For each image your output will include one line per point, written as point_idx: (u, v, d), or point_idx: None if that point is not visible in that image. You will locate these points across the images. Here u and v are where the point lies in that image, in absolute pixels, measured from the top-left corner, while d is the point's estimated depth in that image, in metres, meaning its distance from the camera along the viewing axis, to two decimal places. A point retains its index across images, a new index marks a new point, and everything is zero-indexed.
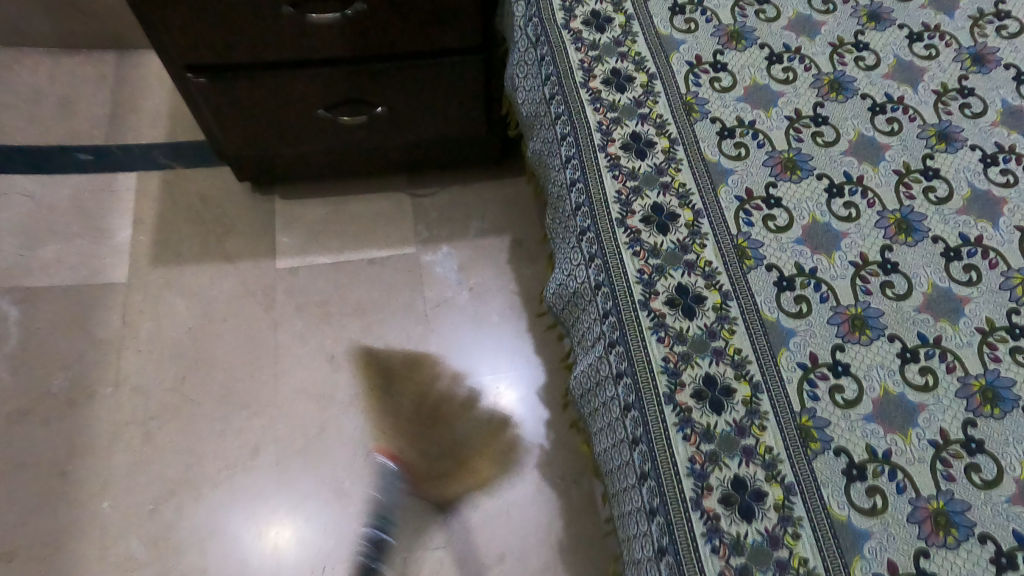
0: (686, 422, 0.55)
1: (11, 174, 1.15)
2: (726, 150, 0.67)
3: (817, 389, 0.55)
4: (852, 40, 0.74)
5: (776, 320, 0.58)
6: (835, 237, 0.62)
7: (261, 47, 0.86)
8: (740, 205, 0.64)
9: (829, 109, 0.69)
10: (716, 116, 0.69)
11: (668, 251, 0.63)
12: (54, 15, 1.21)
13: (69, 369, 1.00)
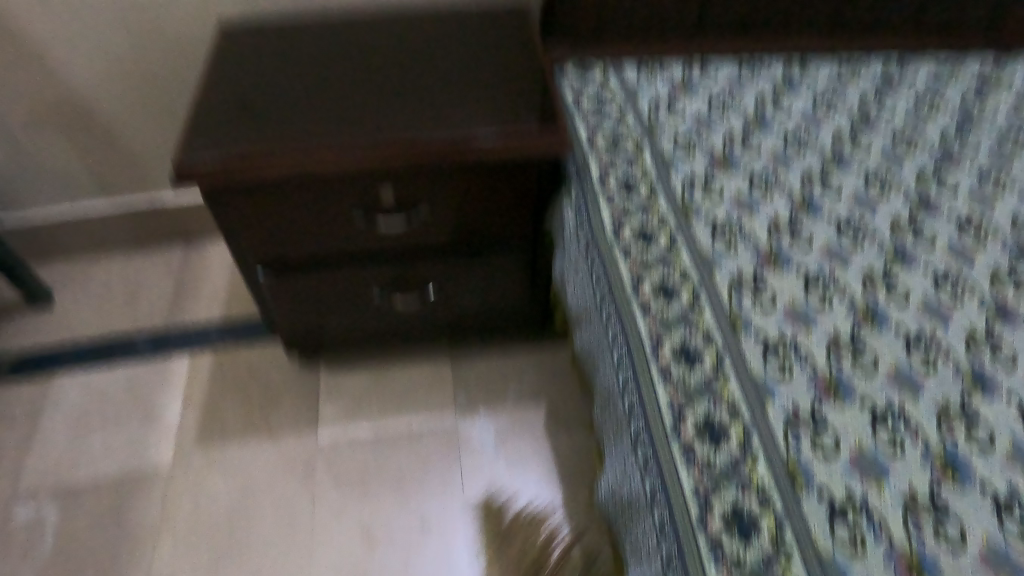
0: (691, 460, 0.61)
1: (75, 365, 1.21)
2: (770, 369, 0.64)
3: (801, 438, 0.59)
4: (845, 219, 0.79)
5: (763, 378, 0.64)
6: (812, 316, 0.69)
7: (328, 244, 0.92)
8: (762, 351, 0.66)
9: (851, 303, 0.70)
10: (759, 331, 0.68)
11: (694, 389, 0.65)
12: (132, 220, 1.34)
13: (105, 564, 0.98)
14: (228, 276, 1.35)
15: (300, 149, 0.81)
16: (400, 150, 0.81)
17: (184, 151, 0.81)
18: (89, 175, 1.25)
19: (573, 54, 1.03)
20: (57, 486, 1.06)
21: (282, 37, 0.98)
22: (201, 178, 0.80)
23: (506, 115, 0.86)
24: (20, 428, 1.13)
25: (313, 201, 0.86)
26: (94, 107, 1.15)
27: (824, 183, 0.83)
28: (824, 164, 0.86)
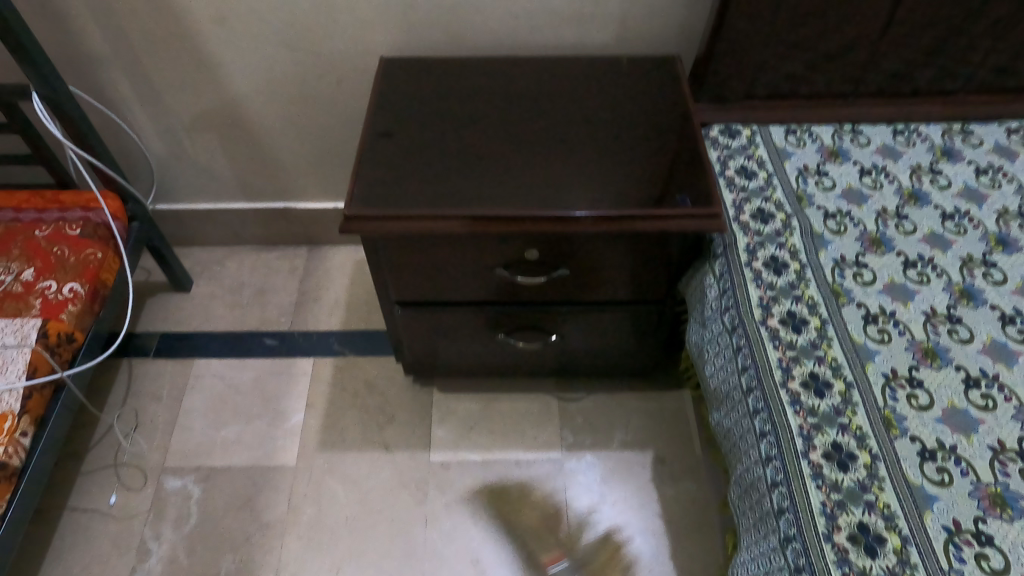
0: (845, 564, 0.62)
1: (210, 354, 1.30)
2: (928, 476, 0.66)
3: (963, 552, 0.61)
4: (1010, 308, 0.79)
5: (921, 486, 0.65)
6: (973, 421, 0.70)
7: (466, 290, 0.98)
8: (920, 455, 0.68)
9: (1020, 407, 0.70)
10: (915, 436, 0.69)
11: (848, 491, 0.66)
12: (265, 222, 1.41)
13: (238, 551, 1.07)
14: (348, 285, 1.41)
15: (461, 210, 0.84)
16: (555, 220, 0.84)
17: (352, 201, 0.85)
18: (235, 178, 1.32)
19: (722, 115, 1.02)
20: (195, 469, 1.15)
21: (439, 85, 1.01)
22: (367, 229, 0.84)
23: (656, 190, 0.87)
24: (164, 408, 1.23)
25: (462, 254, 0.90)
26: (251, 121, 1.21)
27: (987, 270, 0.83)
28: (988, 246, 0.85)
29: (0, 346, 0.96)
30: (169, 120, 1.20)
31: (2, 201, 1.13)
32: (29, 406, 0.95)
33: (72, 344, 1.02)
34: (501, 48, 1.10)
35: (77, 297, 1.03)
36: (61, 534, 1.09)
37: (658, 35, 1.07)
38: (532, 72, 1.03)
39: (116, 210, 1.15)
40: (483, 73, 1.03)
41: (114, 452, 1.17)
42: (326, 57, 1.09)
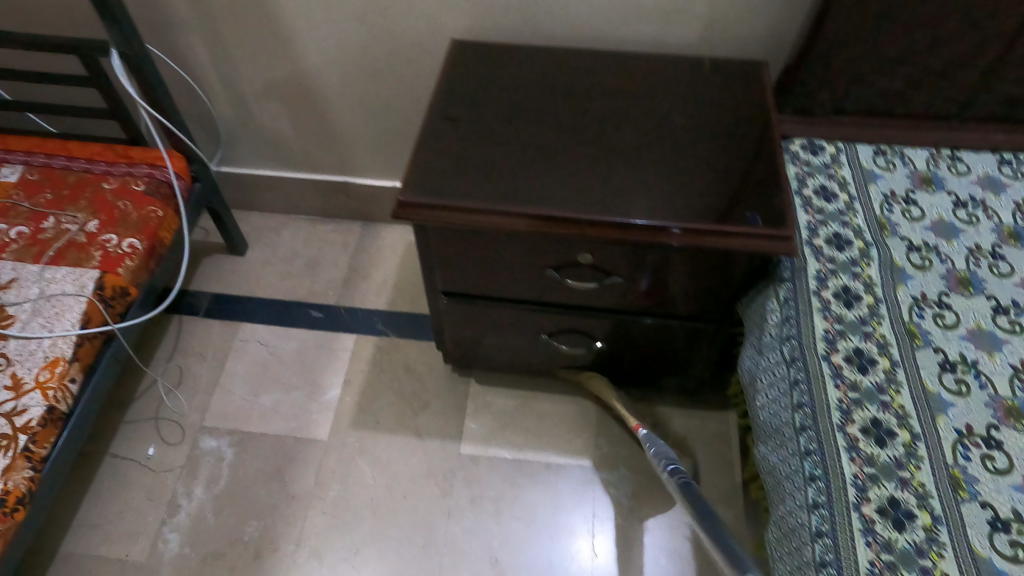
0: None
1: (257, 320, 1.32)
2: (998, 549, 0.60)
3: None
4: None
5: (988, 558, 0.59)
6: None
7: (513, 287, 0.95)
8: (989, 524, 0.61)
9: None
10: (988, 502, 0.62)
11: (902, 553, 0.60)
12: (324, 194, 1.42)
13: (262, 518, 1.08)
14: (399, 267, 1.40)
15: (516, 206, 0.81)
16: (614, 226, 0.80)
17: (407, 186, 0.83)
18: (298, 149, 1.33)
19: (806, 129, 0.95)
20: (230, 432, 1.17)
21: (510, 73, 0.98)
22: (419, 218, 0.82)
23: (724, 204, 0.82)
24: (208, 368, 1.25)
25: (512, 250, 0.87)
26: (318, 93, 1.21)
27: None
28: None
29: (61, 293, 1.00)
30: (240, 86, 1.21)
31: (77, 149, 1.17)
32: (80, 353, 0.98)
33: (126, 298, 1.05)
34: (578, 40, 1.05)
35: (135, 252, 1.06)
36: (99, 479, 1.13)
37: (746, 37, 1.01)
38: (606, 67, 0.99)
39: (180, 169, 1.16)
40: (556, 64, 0.99)
41: (156, 406, 1.20)
42: (397, 35, 1.08)
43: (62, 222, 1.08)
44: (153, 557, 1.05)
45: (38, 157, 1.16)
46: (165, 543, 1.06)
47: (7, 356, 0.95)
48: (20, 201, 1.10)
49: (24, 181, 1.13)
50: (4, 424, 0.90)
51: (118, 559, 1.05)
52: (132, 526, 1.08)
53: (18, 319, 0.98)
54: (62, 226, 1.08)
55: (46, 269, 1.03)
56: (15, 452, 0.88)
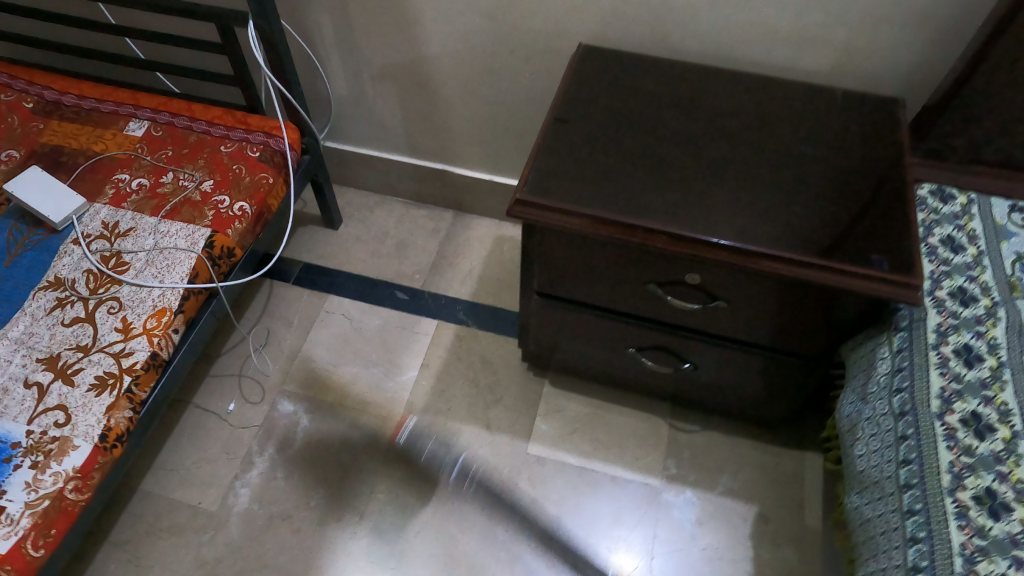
0: None
1: (344, 294, 1.35)
2: None
3: None
4: None
5: None
6: None
7: (610, 298, 0.95)
8: None
9: None
10: None
11: None
12: (421, 180, 1.44)
13: (329, 487, 1.13)
14: (485, 259, 1.42)
15: (633, 219, 0.81)
16: (733, 250, 0.80)
17: (524, 184, 0.84)
18: (403, 133, 1.35)
19: (935, 175, 0.91)
20: (309, 398, 1.22)
21: (635, 82, 0.97)
22: (533, 217, 0.83)
23: (846, 245, 0.80)
24: (294, 334, 1.29)
25: (618, 261, 0.87)
26: (432, 81, 1.23)
27: None
28: None
29: (173, 247, 1.05)
30: (359, 66, 1.24)
31: (198, 111, 1.23)
32: (185, 306, 1.02)
33: (231, 258, 1.09)
34: (705, 56, 1.04)
35: (244, 216, 1.10)
36: (182, 426, 1.19)
37: (880, 72, 0.97)
38: (734, 87, 0.97)
39: (294, 141, 1.21)
40: (683, 78, 0.98)
41: (241, 363, 1.25)
42: (522, 31, 1.08)
43: (180, 179, 1.14)
44: (223, 508, 1.10)
45: (163, 115, 1.22)
46: (236, 497, 1.11)
47: (119, 299, 1.01)
48: (143, 155, 1.17)
49: (149, 136, 1.20)
50: (113, 363, 0.95)
51: (190, 504, 1.10)
52: (208, 475, 1.13)
53: (132, 267, 1.04)
54: (180, 182, 1.13)
55: (161, 222, 1.08)
56: (119, 392, 0.93)
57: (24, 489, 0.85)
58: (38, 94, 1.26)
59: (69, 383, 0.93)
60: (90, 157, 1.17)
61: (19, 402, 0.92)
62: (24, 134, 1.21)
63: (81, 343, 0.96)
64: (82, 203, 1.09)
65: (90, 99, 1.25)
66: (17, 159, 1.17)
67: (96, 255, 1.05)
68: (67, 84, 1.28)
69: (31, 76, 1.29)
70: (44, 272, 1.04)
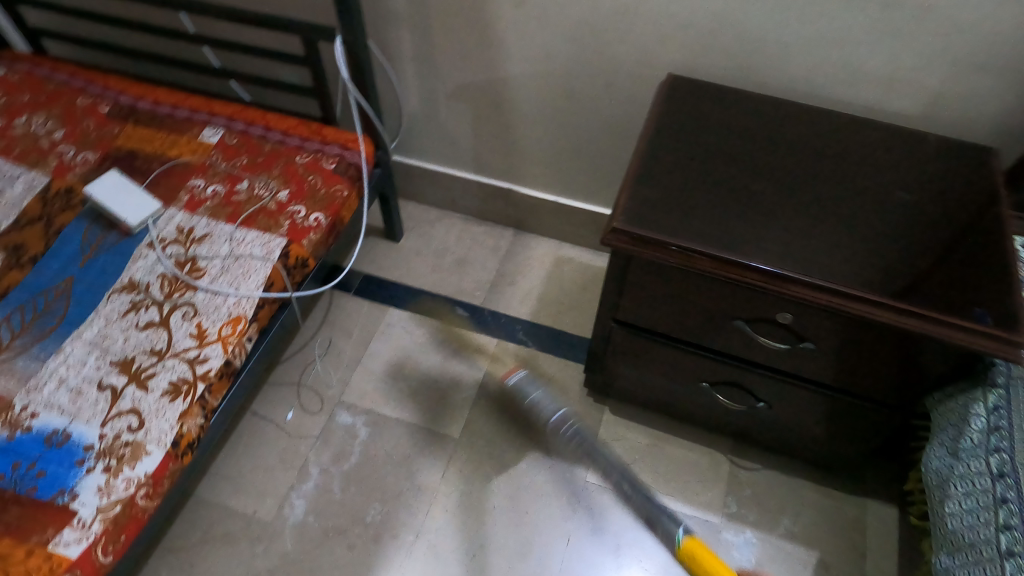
0: None
1: (402, 307, 1.35)
2: None
3: None
4: None
5: None
6: None
7: (691, 330, 0.94)
8: None
9: None
10: None
11: None
12: (483, 198, 1.44)
13: (385, 503, 1.13)
14: (544, 280, 1.41)
15: (733, 254, 0.80)
16: (835, 293, 0.78)
17: (619, 213, 0.83)
18: (471, 151, 1.36)
19: None
20: (367, 411, 1.22)
21: (726, 116, 0.96)
22: (628, 247, 0.82)
23: (946, 296, 0.78)
24: (353, 345, 1.30)
25: (708, 295, 0.87)
26: (506, 102, 1.23)
27: None
28: None
29: (249, 255, 1.06)
30: (434, 83, 1.25)
31: (273, 121, 1.25)
32: (259, 315, 1.03)
33: (305, 269, 1.09)
34: (792, 92, 1.03)
35: (319, 227, 1.11)
36: (240, 433, 1.20)
37: (976, 117, 0.96)
38: (826, 125, 0.96)
39: (369, 155, 1.22)
40: (774, 114, 0.97)
41: (300, 372, 1.26)
42: (605, 58, 1.09)
43: (255, 188, 1.14)
44: (278, 519, 1.11)
45: (237, 123, 1.24)
46: (291, 508, 1.12)
47: (194, 305, 1.02)
48: (218, 161, 1.19)
49: (223, 143, 1.21)
50: (186, 370, 0.96)
51: (245, 513, 1.11)
52: (264, 484, 1.14)
53: (207, 273, 1.05)
54: (255, 191, 1.14)
55: (236, 229, 1.09)
56: (192, 399, 0.94)
57: (97, 493, 0.86)
58: (113, 98, 1.30)
59: (143, 388, 0.94)
60: (165, 162, 1.19)
61: (92, 405, 0.93)
62: (99, 137, 1.24)
63: (155, 348, 0.98)
64: (156, 208, 1.12)
65: (164, 105, 1.29)
66: (93, 161, 1.21)
67: (169, 259, 1.07)
68: (142, 90, 1.32)
69: (106, 82, 1.33)
70: (117, 275, 1.06)
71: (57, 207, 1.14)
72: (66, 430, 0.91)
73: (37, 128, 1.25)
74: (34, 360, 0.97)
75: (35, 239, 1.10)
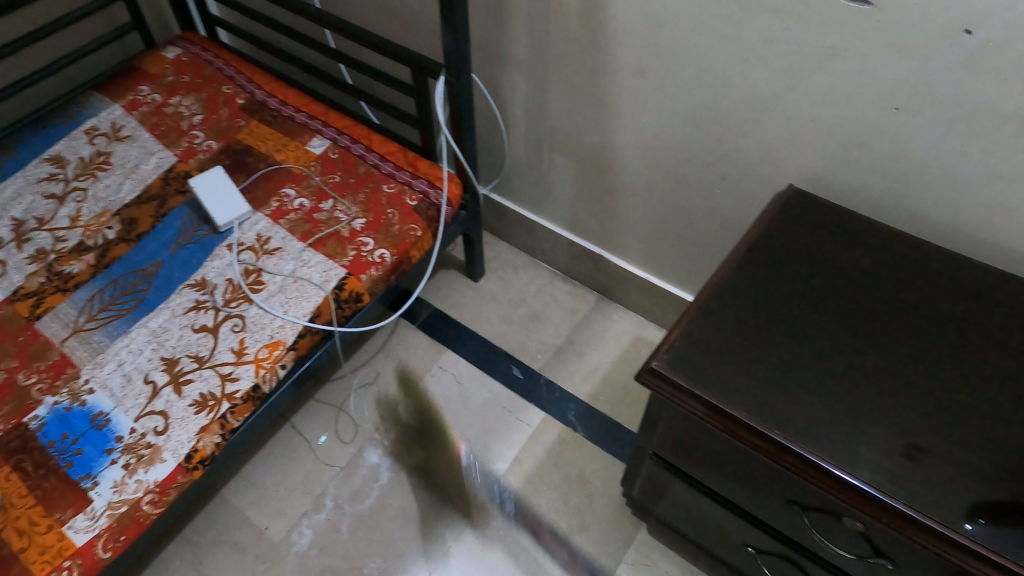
0: None
1: (462, 353, 1.31)
2: None
3: None
4: None
5: None
6: None
7: (740, 494, 0.79)
8: None
9: None
10: None
11: None
12: (574, 256, 1.35)
13: (387, 558, 1.08)
14: (615, 359, 1.30)
15: (784, 436, 0.66)
16: (912, 524, 0.60)
17: (663, 351, 0.72)
18: (570, 208, 1.27)
19: None
20: (396, 456, 1.19)
21: (838, 255, 0.81)
22: (664, 392, 0.71)
23: None
24: (402, 382, 1.28)
25: (760, 468, 0.72)
26: (611, 168, 1.13)
27: None
28: None
29: (307, 279, 1.05)
30: (541, 135, 1.18)
31: (377, 143, 1.23)
32: (299, 344, 1.02)
33: (357, 304, 1.07)
34: (950, 232, 0.84)
35: (381, 265, 1.08)
36: (275, 444, 1.21)
37: None
38: (969, 292, 0.77)
39: (453, 197, 1.17)
40: (898, 264, 0.80)
41: (344, 397, 1.26)
42: (724, 147, 0.95)
43: (337, 210, 1.13)
44: (284, 543, 1.10)
45: (344, 138, 1.24)
46: (298, 535, 1.11)
47: (244, 319, 1.02)
48: (314, 174, 1.19)
49: (325, 157, 1.21)
50: (217, 385, 0.96)
51: (257, 527, 1.12)
52: (282, 502, 1.14)
53: (266, 288, 1.05)
54: (336, 213, 1.13)
55: (306, 249, 1.09)
56: (214, 415, 0.95)
57: (111, 487, 0.88)
58: (250, 91, 1.36)
59: (178, 393, 0.96)
60: (270, 164, 1.22)
61: (135, 396, 0.96)
62: (227, 127, 1.30)
63: (199, 354, 0.99)
64: (246, 211, 1.14)
65: (288, 107, 1.32)
66: (214, 150, 1.26)
67: (240, 265, 1.08)
68: (277, 89, 1.36)
69: (251, 75, 1.39)
70: (196, 270, 1.09)
71: (173, 189, 1.21)
72: (108, 414, 0.94)
73: (183, 110, 1.33)
74: (107, 336, 1.02)
75: (147, 216, 1.17)
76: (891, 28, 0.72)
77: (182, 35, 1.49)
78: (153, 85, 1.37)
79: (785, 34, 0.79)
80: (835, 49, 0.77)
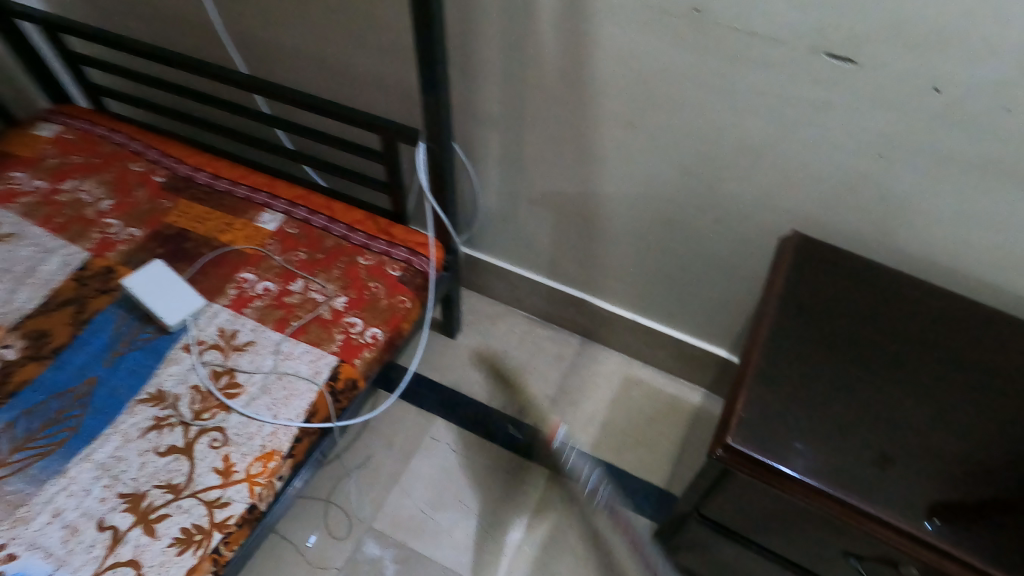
0: None
1: (452, 419, 1.21)
2: None
3: None
4: None
5: None
6: None
7: (784, 545, 0.78)
8: None
9: None
10: None
11: None
12: (554, 302, 1.31)
13: None
14: (610, 405, 1.25)
15: (858, 498, 0.65)
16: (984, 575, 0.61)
17: (736, 426, 0.69)
18: (549, 255, 1.23)
19: None
20: (398, 544, 1.06)
21: (855, 294, 0.83)
22: (745, 471, 0.68)
23: None
24: (394, 463, 1.15)
25: (816, 526, 0.71)
26: (595, 217, 1.10)
27: None
28: None
29: (295, 374, 0.92)
30: (518, 190, 1.14)
31: (341, 212, 1.12)
32: (296, 449, 0.88)
33: (353, 392, 0.94)
34: (940, 263, 0.89)
35: (375, 343, 0.96)
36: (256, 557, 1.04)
37: None
38: (974, 318, 0.82)
39: (437, 261, 1.09)
40: (913, 294, 0.83)
41: (331, 488, 1.12)
42: (717, 194, 0.96)
43: (311, 290, 1.01)
44: None
45: (300, 210, 1.12)
46: None
47: (224, 432, 0.87)
48: (273, 254, 1.05)
49: (282, 232, 1.09)
50: (204, 515, 0.80)
51: None
52: None
53: (245, 391, 0.90)
54: (309, 293, 1.00)
55: (284, 340, 0.95)
56: (205, 551, 0.78)
57: None
58: (169, 166, 1.19)
59: (150, 533, 0.78)
60: (216, 248, 1.06)
61: (86, 549, 0.77)
62: (150, 210, 1.12)
63: (173, 482, 0.82)
64: (200, 305, 0.98)
65: (222, 180, 1.17)
66: (138, 239, 1.09)
67: (206, 368, 0.93)
68: (201, 161, 1.21)
69: (166, 149, 1.23)
70: (147, 380, 0.91)
71: (94, 288, 1.02)
72: None
73: (83, 196, 1.14)
74: (30, 483, 0.81)
75: (62, 326, 0.97)
76: (876, 83, 0.74)
77: (58, 109, 1.29)
78: (33, 170, 1.17)
79: (773, 90, 0.80)
80: (826, 104, 0.78)
